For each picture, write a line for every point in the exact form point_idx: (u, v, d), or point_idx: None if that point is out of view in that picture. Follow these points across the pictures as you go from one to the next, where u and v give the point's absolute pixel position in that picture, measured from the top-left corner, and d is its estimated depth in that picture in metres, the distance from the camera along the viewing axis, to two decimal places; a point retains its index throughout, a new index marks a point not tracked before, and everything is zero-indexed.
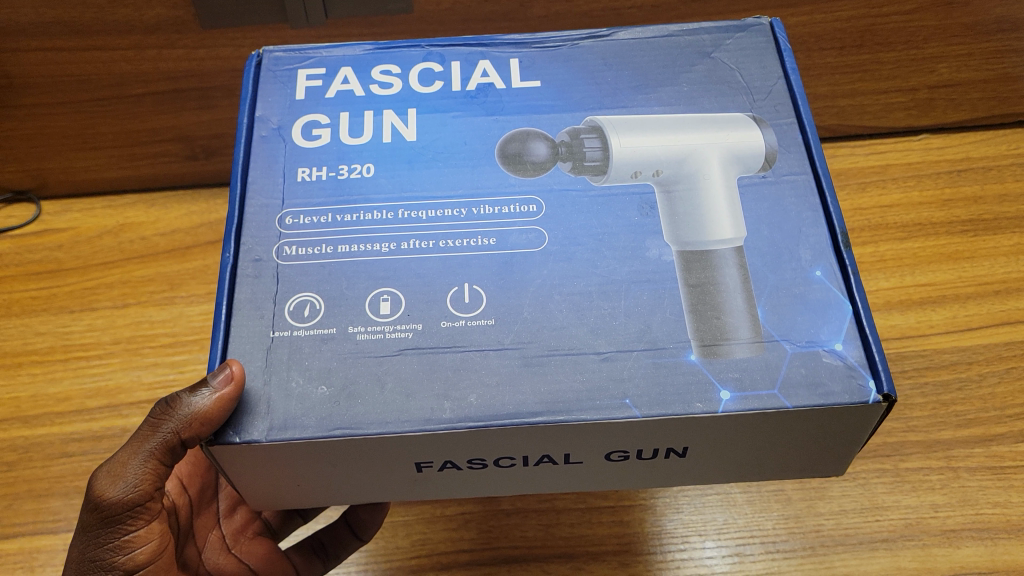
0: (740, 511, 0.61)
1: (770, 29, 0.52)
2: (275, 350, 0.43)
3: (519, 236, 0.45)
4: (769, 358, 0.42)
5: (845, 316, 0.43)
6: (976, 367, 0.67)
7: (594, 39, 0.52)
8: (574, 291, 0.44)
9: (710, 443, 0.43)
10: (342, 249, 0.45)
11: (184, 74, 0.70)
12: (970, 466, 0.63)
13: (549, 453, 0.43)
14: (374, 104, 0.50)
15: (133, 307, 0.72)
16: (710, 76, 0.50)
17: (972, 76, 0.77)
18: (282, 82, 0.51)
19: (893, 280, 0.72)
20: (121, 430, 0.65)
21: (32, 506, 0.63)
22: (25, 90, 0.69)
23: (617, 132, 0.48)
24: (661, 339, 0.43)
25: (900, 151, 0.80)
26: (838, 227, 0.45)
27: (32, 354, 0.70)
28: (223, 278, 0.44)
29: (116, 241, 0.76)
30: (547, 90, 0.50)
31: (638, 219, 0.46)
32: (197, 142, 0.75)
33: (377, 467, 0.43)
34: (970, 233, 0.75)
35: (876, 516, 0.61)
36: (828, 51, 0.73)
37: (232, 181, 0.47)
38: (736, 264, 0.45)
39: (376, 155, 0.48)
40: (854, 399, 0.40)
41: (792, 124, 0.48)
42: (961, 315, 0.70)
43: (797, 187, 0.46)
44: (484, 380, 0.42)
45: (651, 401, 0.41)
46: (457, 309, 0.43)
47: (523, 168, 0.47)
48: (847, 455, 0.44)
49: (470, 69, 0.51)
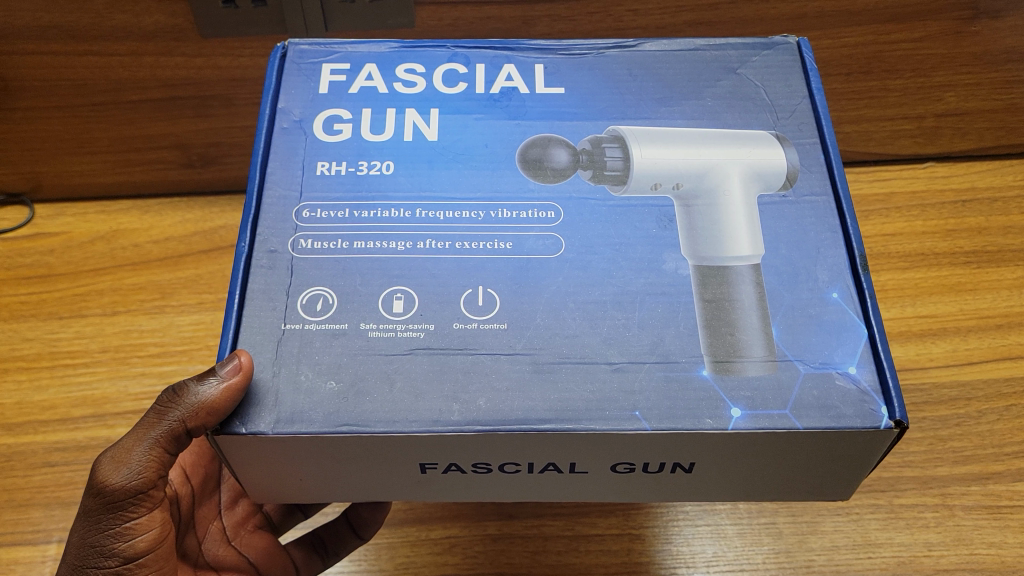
0: (730, 543, 0.60)
1: (797, 48, 0.51)
2: (285, 343, 0.41)
3: (536, 242, 0.44)
4: (782, 377, 0.41)
5: (860, 339, 0.41)
6: (974, 404, 0.66)
7: (620, 48, 0.51)
8: (587, 299, 0.43)
9: (719, 459, 0.41)
10: (357, 247, 0.44)
11: (181, 82, 0.69)
12: (966, 505, 0.61)
13: (555, 462, 0.42)
14: (397, 102, 0.49)
15: (123, 316, 0.71)
16: (734, 92, 0.49)
17: (980, 106, 0.76)
18: (306, 76, 0.50)
19: (892, 310, 0.71)
20: (105, 441, 0.64)
21: (12, 517, 0.61)
22: (21, 93, 0.69)
23: (639, 143, 0.47)
24: (674, 352, 0.42)
25: (904, 179, 0.80)
26: (858, 251, 0.44)
27: (18, 360, 0.69)
28: (238, 269, 0.43)
29: (109, 247, 0.75)
30: (571, 96, 0.49)
31: (655, 231, 0.45)
32: (194, 150, 0.75)
33: (382, 466, 0.42)
34: (973, 266, 0.74)
35: (868, 553, 0.60)
36: (834, 77, 0.73)
37: (247, 172, 0.46)
38: (752, 281, 0.44)
39: (396, 153, 0.47)
40: (865, 422, 0.39)
41: (815, 144, 0.47)
42: (962, 348, 0.69)
43: (817, 209, 0.45)
44: (495, 385, 0.41)
45: (660, 414, 0.40)
46: (470, 312, 0.42)
47: (543, 174, 0.47)
48: (855, 479, 0.43)
49: (494, 72, 0.50)
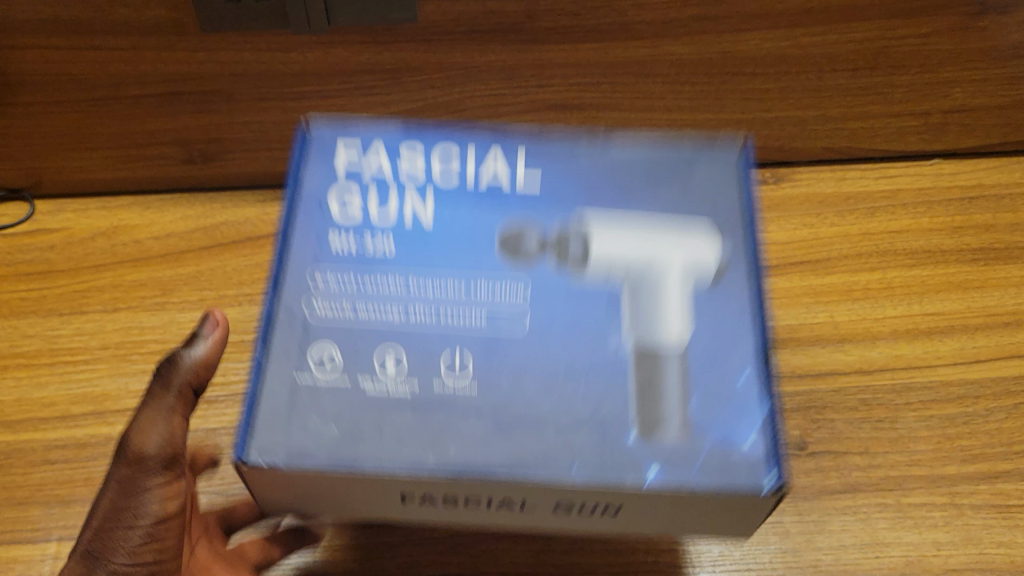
0: (737, 542, 0.59)
1: (739, 151, 0.51)
2: (298, 394, 0.45)
3: (502, 308, 0.47)
4: (691, 445, 0.44)
5: (759, 418, 0.44)
6: (983, 402, 0.65)
7: (591, 139, 0.51)
8: (544, 370, 0.46)
9: (642, 504, 0.45)
10: (363, 315, 0.47)
11: (182, 77, 0.69)
12: (974, 504, 0.61)
13: (510, 497, 0.45)
14: (401, 185, 0.50)
15: (124, 312, 0.70)
16: (683, 192, 0.50)
17: (987, 102, 0.75)
18: (326, 153, 0.50)
19: (900, 308, 0.71)
20: (106, 438, 0.64)
21: (11, 514, 0.61)
22: (21, 87, 0.68)
23: (596, 227, 0.48)
24: (608, 416, 0.45)
25: (911, 175, 0.79)
26: (766, 346, 0.46)
27: (19, 357, 0.68)
28: (260, 326, 0.46)
29: (109, 243, 0.75)
30: (547, 181, 0.50)
31: (602, 314, 0.47)
32: (195, 145, 0.74)
33: (365, 496, 0.46)
34: (981, 263, 0.73)
35: (877, 552, 0.59)
36: (840, 73, 0.72)
37: (273, 241, 0.48)
38: (680, 364, 0.45)
39: (399, 235, 0.49)
40: (751, 488, 0.43)
41: (742, 234, 0.49)
42: (969, 346, 0.68)
43: (730, 292, 0.47)
44: (463, 435, 0.44)
45: (594, 468, 0.43)
46: (447, 374, 0.46)
47: (513, 258, 0.48)
48: (759, 521, 0.46)
49: (485, 154, 0.50)
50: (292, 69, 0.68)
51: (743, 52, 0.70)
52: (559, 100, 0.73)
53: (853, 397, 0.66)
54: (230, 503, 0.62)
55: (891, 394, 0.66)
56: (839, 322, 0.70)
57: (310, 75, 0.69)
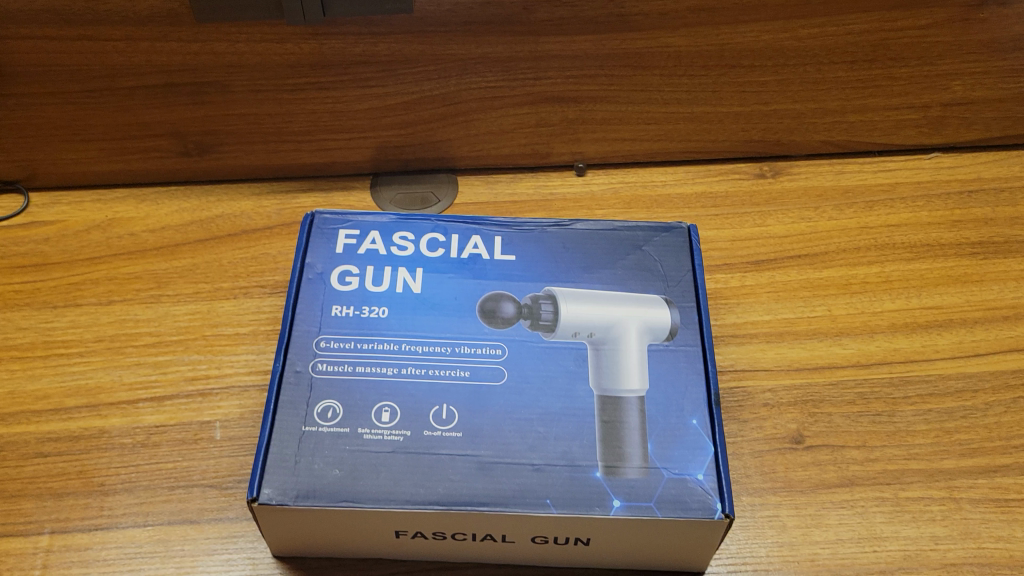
0: (734, 536, 0.58)
1: (688, 232, 0.65)
2: (304, 441, 0.53)
3: (484, 369, 0.57)
4: (651, 480, 0.53)
5: (706, 455, 0.54)
6: (981, 395, 0.65)
7: (558, 226, 0.65)
8: (521, 416, 0.55)
9: (607, 536, 0.53)
10: (360, 370, 0.57)
11: (177, 68, 0.68)
12: (972, 497, 0.60)
13: (491, 532, 0.53)
14: (392, 262, 0.63)
15: (118, 305, 0.70)
16: (638, 265, 0.63)
17: (986, 95, 0.75)
18: (327, 237, 0.63)
19: (898, 301, 0.70)
20: (100, 431, 0.63)
21: (3, 508, 0.59)
22: (16, 78, 0.68)
23: (567, 299, 0.60)
24: (578, 457, 0.54)
25: (909, 169, 0.79)
26: (713, 390, 0.57)
27: (12, 349, 0.67)
28: (272, 385, 0.55)
29: (104, 236, 0.74)
30: (520, 263, 0.63)
31: (573, 367, 0.58)
32: (191, 138, 0.74)
33: (363, 532, 0.53)
34: (980, 256, 0.73)
35: (874, 546, 0.58)
36: (839, 65, 0.72)
37: (282, 313, 0.59)
38: (638, 408, 0.56)
39: (392, 301, 0.60)
40: (704, 514, 0.51)
41: (692, 307, 0.61)
42: (968, 340, 0.68)
43: (689, 356, 0.58)
44: (450, 478, 0.52)
45: (566, 501, 0.52)
46: (436, 423, 0.55)
47: (495, 322, 0.60)
48: (712, 548, 0.54)
49: (465, 241, 0.64)
50: (288, 60, 0.68)
51: (741, 44, 0.69)
52: (555, 93, 0.73)
53: (850, 391, 0.65)
54: (225, 498, 0.59)
55: (889, 386, 0.66)
56: (837, 316, 0.69)
57: (307, 67, 0.69)
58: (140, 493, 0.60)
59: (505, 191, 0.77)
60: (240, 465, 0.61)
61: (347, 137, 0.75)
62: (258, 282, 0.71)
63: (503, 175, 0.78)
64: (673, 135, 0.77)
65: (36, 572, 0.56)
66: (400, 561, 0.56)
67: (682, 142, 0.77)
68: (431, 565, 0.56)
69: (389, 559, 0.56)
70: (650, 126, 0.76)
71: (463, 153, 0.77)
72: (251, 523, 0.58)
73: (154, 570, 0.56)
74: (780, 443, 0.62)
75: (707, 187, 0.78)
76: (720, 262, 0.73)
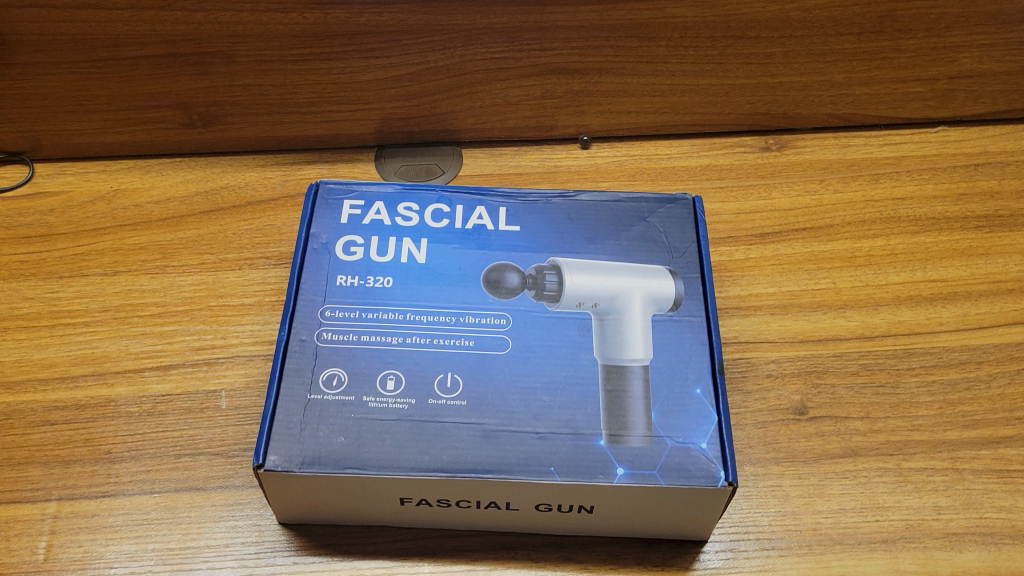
0: (737, 506, 0.58)
1: (693, 203, 0.65)
2: (310, 408, 0.54)
3: (489, 339, 0.57)
4: (654, 448, 0.53)
5: (710, 424, 0.54)
6: (985, 367, 0.65)
7: (563, 198, 0.65)
8: (526, 385, 0.56)
9: (610, 504, 0.53)
10: (365, 339, 0.57)
11: (181, 38, 0.68)
12: (975, 468, 0.60)
13: (495, 499, 0.53)
14: (397, 232, 0.63)
15: (124, 275, 0.70)
16: (642, 236, 0.63)
17: (994, 68, 0.75)
18: (332, 208, 0.63)
19: (903, 274, 0.70)
20: (106, 400, 0.63)
21: (11, 475, 0.59)
22: (20, 48, 0.68)
23: (571, 270, 0.60)
24: (582, 426, 0.54)
25: (916, 143, 0.79)
26: (717, 360, 0.57)
27: (18, 319, 0.67)
28: (277, 353, 0.56)
29: (109, 207, 0.74)
30: (524, 234, 0.63)
31: (577, 337, 0.58)
32: (195, 109, 0.74)
33: (368, 499, 0.54)
34: (985, 230, 0.73)
35: (876, 516, 0.58)
36: (846, 37, 0.71)
37: (287, 282, 0.59)
38: (642, 377, 0.56)
39: (397, 271, 0.61)
40: (707, 482, 0.51)
41: (696, 278, 0.61)
42: (972, 313, 0.68)
43: (693, 327, 0.58)
44: (455, 445, 0.53)
45: (570, 469, 0.52)
46: (441, 391, 0.55)
47: (499, 292, 0.60)
48: (715, 517, 0.54)
49: (469, 212, 0.64)
50: (293, 30, 0.68)
51: (747, 14, 0.69)
52: (560, 64, 0.73)
53: (854, 362, 0.65)
54: (231, 465, 0.60)
55: (893, 358, 0.66)
56: (841, 289, 0.69)
57: (311, 37, 0.68)
58: (146, 460, 0.60)
59: (510, 163, 0.77)
60: (246, 434, 0.61)
61: (351, 108, 0.75)
62: (263, 253, 0.71)
63: (508, 148, 0.78)
64: (678, 107, 0.76)
65: (43, 538, 0.57)
66: (405, 529, 0.57)
67: (687, 115, 0.77)
68: (436, 533, 0.57)
69: (394, 527, 0.57)
70: (655, 99, 0.75)
71: (468, 125, 0.77)
72: (257, 491, 0.59)
73: (161, 536, 0.57)
74: (783, 414, 0.62)
75: (712, 160, 0.78)
76: (725, 235, 0.72)
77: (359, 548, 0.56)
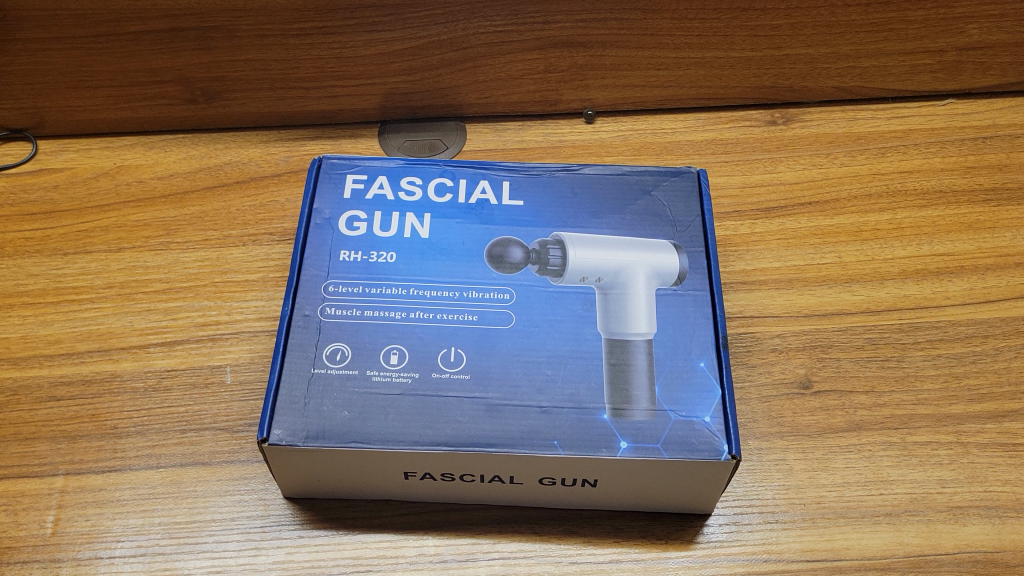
0: (740, 479, 0.58)
1: (697, 176, 0.64)
2: (313, 382, 0.54)
3: (492, 313, 0.57)
4: (657, 421, 0.53)
5: (714, 397, 0.54)
6: (991, 341, 0.65)
7: (567, 171, 0.65)
8: (529, 359, 0.56)
9: (614, 478, 0.53)
10: (368, 314, 0.57)
11: (183, 13, 0.68)
12: (980, 442, 0.60)
13: (499, 473, 0.53)
14: (400, 207, 0.63)
15: (128, 251, 0.70)
16: (647, 210, 0.63)
17: (1003, 39, 0.74)
18: (334, 182, 0.63)
19: (909, 248, 0.70)
20: (111, 375, 0.63)
21: (19, 450, 0.60)
22: (21, 23, 0.68)
23: (574, 244, 0.60)
24: (585, 400, 0.54)
25: (923, 116, 0.78)
26: (721, 334, 0.57)
27: (23, 295, 0.67)
28: (280, 328, 0.56)
29: (113, 183, 0.74)
30: (528, 209, 0.63)
31: (581, 311, 0.58)
32: (198, 85, 0.74)
33: (373, 472, 0.54)
34: (992, 203, 0.73)
35: (881, 490, 0.58)
36: (853, 8, 0.71)
37: (290, 257, 0.59)
38: (646, 351, 0.56)
39: (399, 246, 0.60)
40: (710, 455, 0.51)
41: (701, 252, 0.60)
42: (980, 287, 0.68)
43: (696, 301, 0.58)
44: (458, 419, 0.53)
45: (573, 442, 0.52)
46: (444, 365, 0.55)
47: (502, 267, 0.60)
48: (718, 490, 0.54)
49: (473, 186, 0.64)
50: (294, 4, 0.67)
51: None
52: (564, 37, 0.72)
53: (859, 336, 0.65)
54: (237, 440, 0.60)
55: (898, 332, 0.65)
56: (847, 263, 0.69)
57: (313, 11, 0.68)
58: (152, 435, 0.60)
59: (514, 138, 0.77)
60: (251, 409, 0.61)
61: (354, 83, 0.74)
62: (266, 229, 0.71)
63: (512, 123, 0.78)
64: (682, 81, 0.76)
65: (50, 512, 0.57)
66: (409, 503, 0.57)
67: (692, 88, 0.77)
68: (440, 506, 0.57)
69: (399, 501, 0.57)
70: (660, 72, 0.75)
71: (472, 100, 0.77)
72: (262, 465, 0.59)
73: (167, 510, 0.57)
74: (788, 388, 0.62)
75: (718, 134, 0.77)
76: (731, 209, 0.72)
77: (364, 522, 0.56)
